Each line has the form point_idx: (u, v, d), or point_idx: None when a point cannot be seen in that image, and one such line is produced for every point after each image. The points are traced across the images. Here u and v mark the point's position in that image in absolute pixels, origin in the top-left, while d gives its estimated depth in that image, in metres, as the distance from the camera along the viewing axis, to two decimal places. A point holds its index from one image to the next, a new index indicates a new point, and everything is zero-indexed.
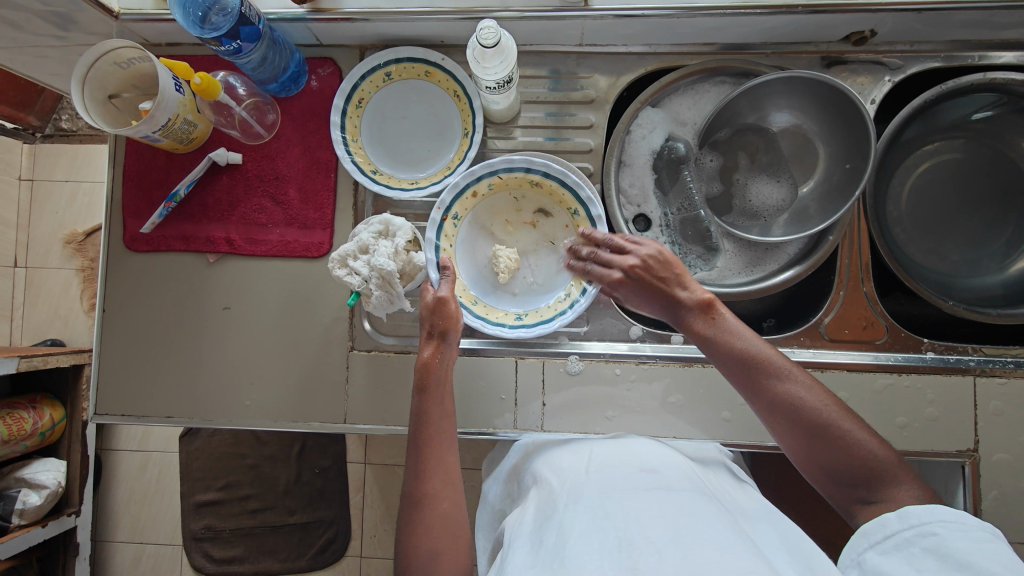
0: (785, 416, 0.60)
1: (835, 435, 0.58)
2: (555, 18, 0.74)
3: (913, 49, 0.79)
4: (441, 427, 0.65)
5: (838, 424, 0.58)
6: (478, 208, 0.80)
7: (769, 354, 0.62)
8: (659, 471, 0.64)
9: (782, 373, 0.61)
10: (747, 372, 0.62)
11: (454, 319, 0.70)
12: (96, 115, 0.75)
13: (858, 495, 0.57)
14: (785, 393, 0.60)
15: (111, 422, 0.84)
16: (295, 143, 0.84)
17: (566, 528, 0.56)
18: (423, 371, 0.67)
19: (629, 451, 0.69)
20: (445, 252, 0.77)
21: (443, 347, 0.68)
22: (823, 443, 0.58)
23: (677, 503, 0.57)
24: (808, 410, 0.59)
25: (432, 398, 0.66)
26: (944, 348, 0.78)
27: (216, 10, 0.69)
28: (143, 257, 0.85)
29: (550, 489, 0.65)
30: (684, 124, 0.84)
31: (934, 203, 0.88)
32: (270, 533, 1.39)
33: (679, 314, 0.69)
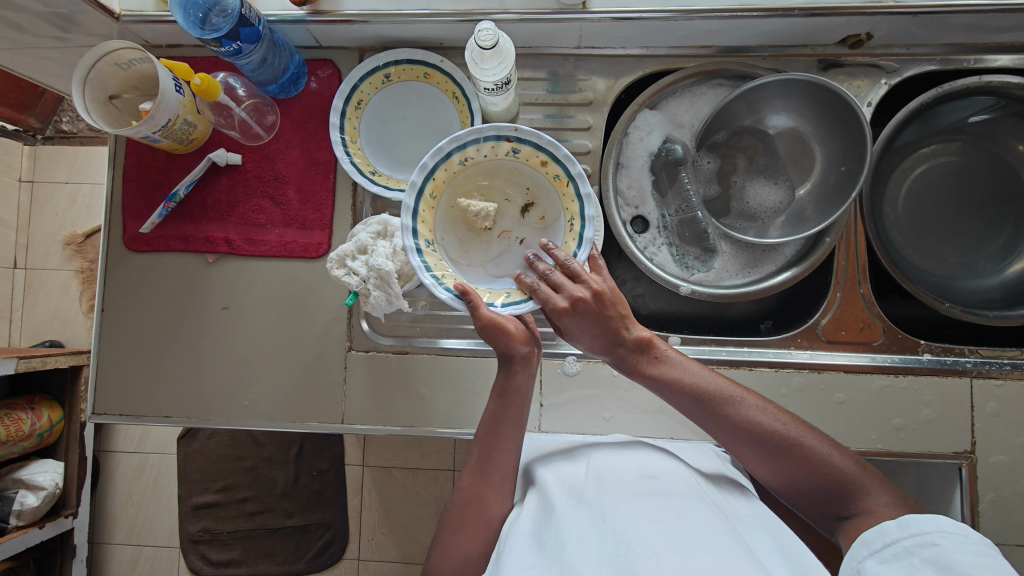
0: (747, 441, 0.63)
1: (798, 452, 0.61)
2: (554, 20, 0.74)
3: (909, 52, 0.79)
4: (505, 435, 0.67)
5: (797, 441, 0.61)
6: (493, 161, 0.68)
7: (720, 384, 0.65)
8: (657, 477, 0.64)
9: (735, 399, 0.64)
10: (707, 403, 0.65)
11: (518, 338, 0.65)
12: (97, 115, 0.75)
13: (834, 510, 0.60)
14: (744, 420, 0.63)
15: (109, 422, 0.84)
16: (294, 144, 0.84)
17: (564, 533, 0.56)
18: (505, 378, 0.68)
19: (630, 457, 0.69)
20: (432, 185, 0.66)
21: (518, 358, 0.67)
22: (787, 461, 0.61)
23: (675, 509, 0.57)
24: (770, 432, 0.62)
25: (512, 404, 0.67)
26: (941, 350, 0.78)
27: (217, 11, 0.69)
28: (141, 256, 0.85)
29: (547, 493, 0.65)
30: (682, 126, 0.84)
31: (931, 206, 0.88)
32: (268, 536, 1.38)
33: (618, 354, 0.67)
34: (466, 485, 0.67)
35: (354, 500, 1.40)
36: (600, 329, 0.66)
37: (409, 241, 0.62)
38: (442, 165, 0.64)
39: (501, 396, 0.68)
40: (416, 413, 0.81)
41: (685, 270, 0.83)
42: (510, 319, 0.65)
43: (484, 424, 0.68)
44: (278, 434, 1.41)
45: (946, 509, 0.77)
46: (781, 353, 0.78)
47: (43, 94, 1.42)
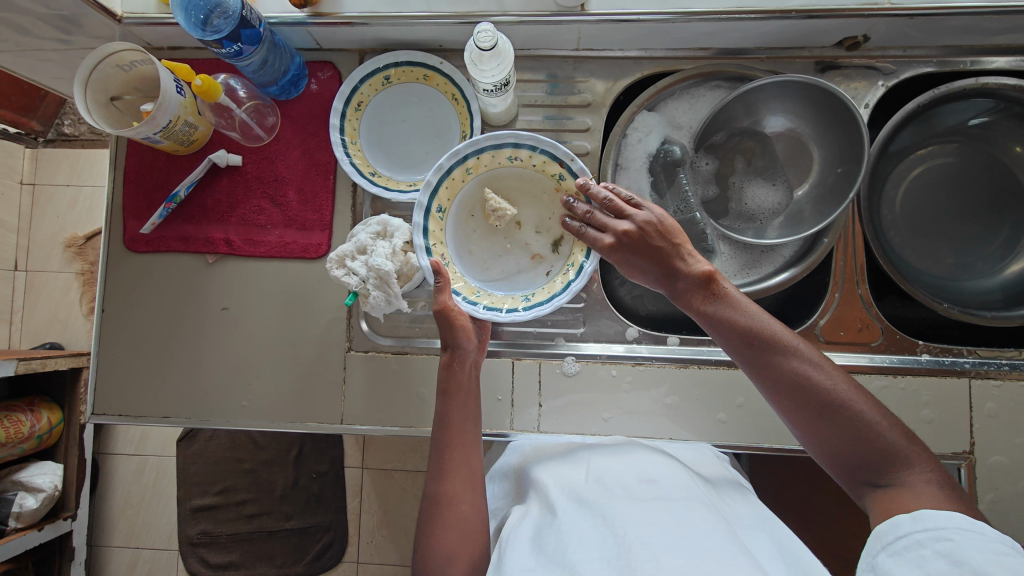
0: (794, 389, 0.60)
1: (846, 409, 0.57)
2: (552, 22, 0.75)
3: (906, 54, 0.80)
4: (463, 431, 0.67)
5: (849, 397, 0.58)
6: (528, 172, 0.74)
7: (776, 329, 0.62)
8: (657, 480, 0.64)
9: (789, 346, 0.61)
10: (757, 347, 0.62)
11: (462, 329, 0.68)
12: (98, 117, 0.76)
13: (866, 477, 0.56)
14: (795, 369, 0.60)
15: (108, 423, 0.84)
16: (294, 145, 0.85)
17: (565, 539, 0.56)
18: (445, 373, 0.69)
19: (629, 460, 0.69)
20: (472, 164, 0.72)
21: (458, 354, 0.69)
22: (834, 418, 0.58)
23: (676, 512, 0.57)
24: (817, 387, 0.59)
25: (456, 401, 0.68)
26: (940, 350, 0.78)
27: (218, 13, 0.68)
28: (141, 257, 0.85)
29: (549, 497, 0.65)
30: (680, 128, 0.85)
31: (929, 207, 0.88)
32: (267, 538, 1.38)
33: (676, 288, 0.67)
34: (429, 486, 0.66)
35: (353, 502, 1.40)
36: (653, 261, 0.68)
37: (418, 240, 0.69)
38: (475, 157, 0.71)
39: (447, 393, 0.68)
40: (415, 413, 0.81)
41: None
42: (463, 312, 0.69)
43: (436, 424, 0.68)
44: (277, 436, 1.40)
45: None
46: None
47: (44, 96, 1.42)
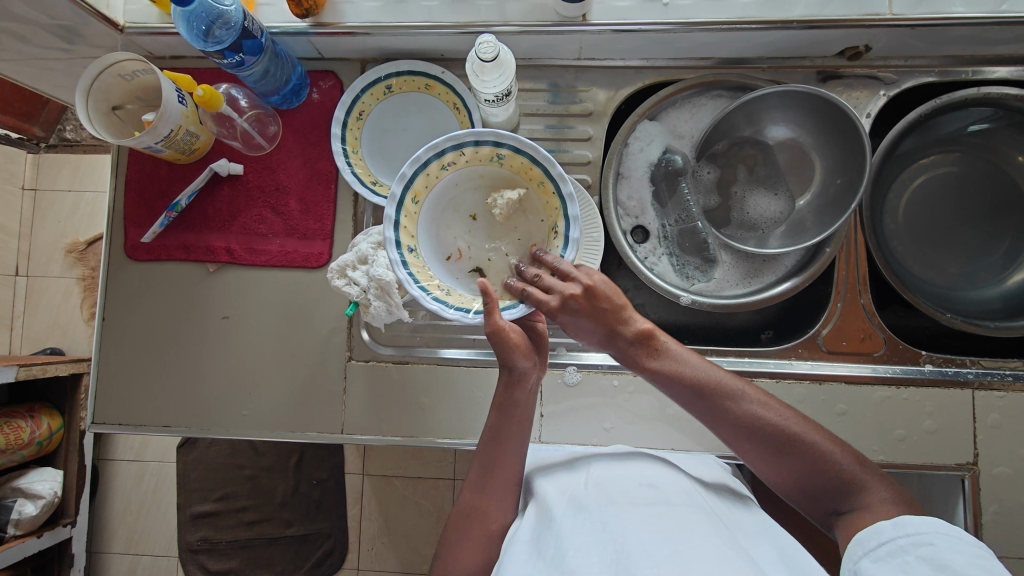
0: (745, 436, 0.62)
1: (798, 447, 0.60)
2: (554, 32, 0.75)
3: (908, 64, 0.80)
4: (507, 447, 0.67)
5: (800, 433, 0.60)
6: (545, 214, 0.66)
7: (721, 377, 0.64)
8: (657, 485, 0.65)
9: (735, 392, 0.63)
10: (703, 399, 0.63)
11: (519, 351, 0.65)
12: (100, 126, 0.76)
13: (830, 505, 0.59)
14: (744, 414, 0.62)
15: (109, 431, 0.84)
16: (296, 154, 0.85)
17: (564, 543, 0.56)
18: (501, 392, 0.67)
19: (629, 466, 0.69)
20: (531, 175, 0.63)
21: (516, 372, 0.67)
22: (786, 455, 0.60)
23: (676, 517, 0.57)
24: (769, 427, 0.61)
25: (516, 419, 0.67)
26: (942, 360, 0.77)
27: (220, 24, 0.67)
28: (142, 266, 0.85)
29: (548, 503, 0.65)
30: (681, 137, 0.85)
31: (932, 216, 0.88)
32: (266, 546, 1.38)
33: (620, 348, 0.67)
34: (464, 496, 0.68)
35: (354, 509, 1.40)
36: (597, 323, 0.66)
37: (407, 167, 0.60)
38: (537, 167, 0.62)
39: (497, 410, 0.67)
40: (416, 423, 0.81)
41: (685, 280, 0.83)
42: (516, 329, 0.66)
43: (485, 436, 0.68)
44: (278, 442, 1.40)
45: (949, 522, 0.76)
46: (781, 363, 0.78)
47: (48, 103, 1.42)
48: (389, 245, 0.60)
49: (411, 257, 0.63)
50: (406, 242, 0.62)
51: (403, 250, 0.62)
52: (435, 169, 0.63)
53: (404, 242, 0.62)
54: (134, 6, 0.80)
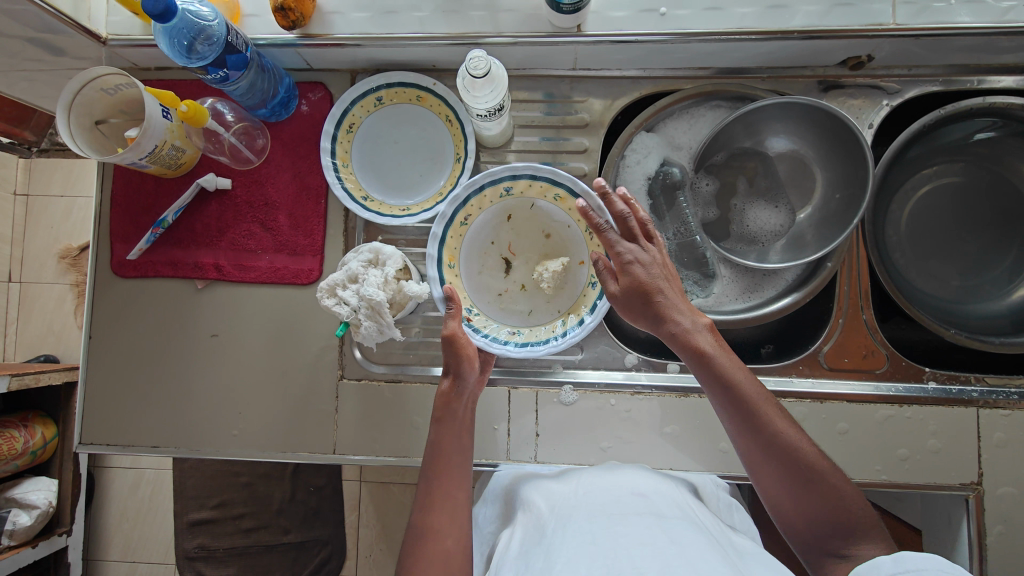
0: (768, 458, 0.59)
1: (821, 484, 0.57)
2: (548, 43, 0.73)
3: (911, 73, 0.78)
4: (451, 458, 0.66)
5: (825, 473, 0.58)
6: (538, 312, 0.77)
7: (764, 395, 0.61)
8: (649, 495, 0.64)
9: (771, 417, 0.59)
10: (744, 411, 0.60)
11: (466, 357, 0.68)
12: (83, 142, 0.73)
13: (835, 548, 0.56)
14: (780, 437, 0.59)
15: (96, 452, 0.82)
16: (285, 168, 0.83)
17: (553, 554, 0.55)
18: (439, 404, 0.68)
19: (619, 476, 0.69)
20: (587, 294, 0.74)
21: (459, 384, 0.68)
22: (805, 489, 0.58)
23: (668, 530, 0.56)
24: (801, 456, 0.58)
25: (449, 430, 0.67)
26: (946, 378, 0.76)
27: (202, 39, 0.64)
28: (130, 282, 0.84)
29: (538, 514, 0.64)
30: (680, 148, 0.83)
31: (935, 227, 0.86)
32: (263, 554, 1.29)
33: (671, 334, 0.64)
34: (416, 513, 0.64)
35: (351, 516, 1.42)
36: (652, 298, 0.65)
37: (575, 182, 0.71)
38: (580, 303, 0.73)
39: (439, 421, 0.67)
40: (410, 443, 0.79)
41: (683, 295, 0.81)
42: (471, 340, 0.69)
43: (428, 452, 0.67)
44: None
45: (953, 541, 0.75)
46: (782, 381, 0.76)
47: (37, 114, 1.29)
48: (505, 167, 0.73)
49: (501, 188, 0.75)
50: (513, 182, 0.75)
51: (502, 180, 0.74)
52: (584, 216, 0.74)
53: (515, 181, 0.75)
54: (117, 17, 0.78)
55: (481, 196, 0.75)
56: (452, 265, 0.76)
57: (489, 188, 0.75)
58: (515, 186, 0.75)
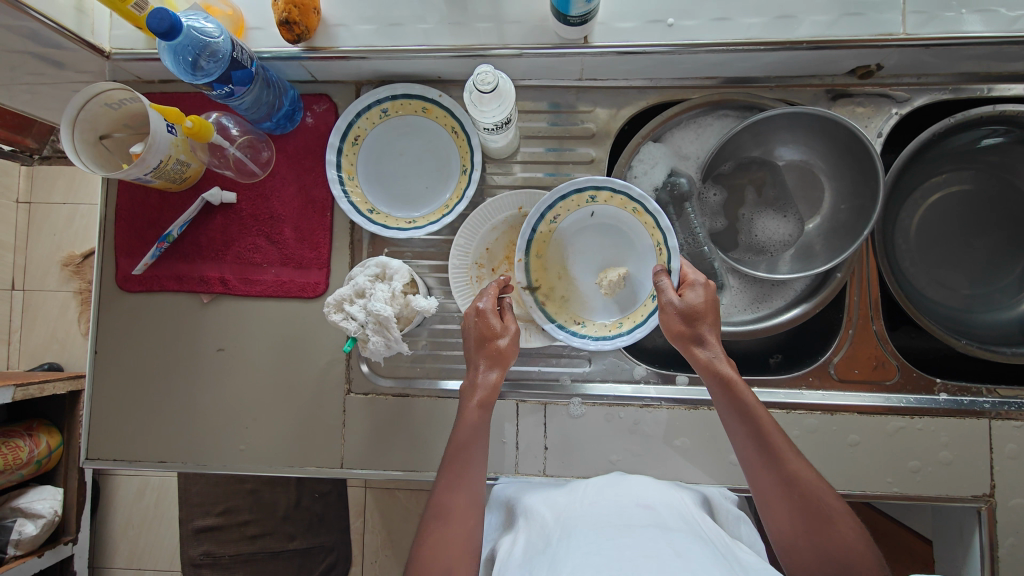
0: (782, 491, 0.59)
1: (834, 525, 0.57)
2: (555, 54, 0.72)
3: (920, 81, 0.77)
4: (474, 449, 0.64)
5: (839, 515, 0.57)
6: (594, 312, 0.76)
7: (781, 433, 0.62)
8: (654, 508, 0.64)
9: (789, 456, 0.60)
10: (763, 445, 0.60)
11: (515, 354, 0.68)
12: (88, 158, 0.73)
13: None
14: (796, 474, 0.59)
15: (104, 467, 0.82)
16: (290, 182, 0.82)
17: (557, 562, 0.55)
18: (488, 392, 0.66)
19: (624, 487, 0.68)
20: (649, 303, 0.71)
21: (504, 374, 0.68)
22: (818, 527, 0.57)
23: (673, 543, 0.56)
24: (816, 494, 0.58)
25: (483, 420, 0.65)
26: (957, 389, 0.75)
27: (206, 55, 0.64)
28: (135, 297, 0.83)
29: (542, 523, 0.64)
30: (687, 158, 0.82)
31: (944, 236, 0.85)
32: (269, 560, 1.27)
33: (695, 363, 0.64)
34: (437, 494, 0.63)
35: (357, 522, 1.41)
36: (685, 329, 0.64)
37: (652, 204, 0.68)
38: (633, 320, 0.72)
39: (484, 408, 0.65)
40: (418, 456, 0.79)
41: None
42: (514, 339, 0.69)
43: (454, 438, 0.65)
44: None
45: (965, 552, 0.75)
46: (792, 393, 0.76)
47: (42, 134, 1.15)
48: (588, 176, 0.70)
49: (585, 196, 0.72)
50: (597, 191, 0.72)
51: (586, 188, 0.72)
52: (657, 232, 0.70)
53: (600, 191, 0.72)
54: (120, 31, 0.77)
55: (567, 200, 0.72)
56: (539, 256, 0.75)
57: (574, 195, 0.72)
58: (600, 196, 0.72)
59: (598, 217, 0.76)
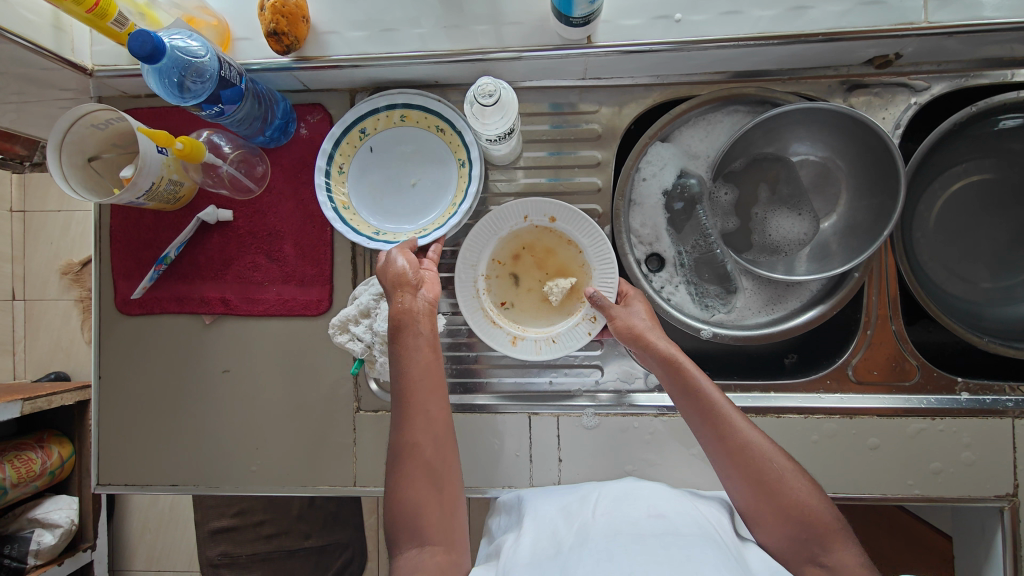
0: (739, 466, 0.58)
1: (792, 494, 0.56)
2: (556, 56, 0.69)
3: (939, 69, 0.74)
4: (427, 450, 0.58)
5: (795, 482, 0.57)
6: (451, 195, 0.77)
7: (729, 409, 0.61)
8: (667, 516, 0.62)
9: (737, 420, 0.60)
10: (712, 421, 0.60)
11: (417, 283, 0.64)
12: (78, 182, 0.70)
13: (810, 553, 0.55)
14: (749, 445, 0.58)
15: (116, 491, 0.81)
16: (288, 196, 0.80)
17: (570, 569, 0.54)
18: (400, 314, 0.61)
19: (636, 496, 0.66)
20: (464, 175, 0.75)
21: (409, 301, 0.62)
22: (775, 497, 0.56)
23: (687, 551, 0.54)
24: (769, 465, 0.57)
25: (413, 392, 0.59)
26: (979, 388, 0.74)
27: (192, 74, 0.61)
28: (135, 319, 0.82)
29: (554, 531, 0.63)
30: (697, 157, 0.79)
31: (963, 228, 0.83)
32: (286, 559, 1.23)
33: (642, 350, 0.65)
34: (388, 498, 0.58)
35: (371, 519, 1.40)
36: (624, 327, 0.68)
37: (362, 105, 0.74)
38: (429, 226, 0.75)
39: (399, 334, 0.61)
40: None
41: (705, 311, 0.79)
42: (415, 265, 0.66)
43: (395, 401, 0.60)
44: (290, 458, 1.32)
45: (988, 550, 0.74)
46: (809, 397, 0.74)
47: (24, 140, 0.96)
48: (352, 110, 0.74)
49: (355, 132, 0.76)
50: (362, 123, 0.75)
51: (353, 123, 0.75)
52: (431, 120, 0.76)
53: (406, 110, 0.75)
54: (102, 47, 0.74)
55: (344, 143, 0.76)
56: (348, 206, 0.76)
57: (346, 137, 0.75)
58: (367, 126, 0.76)
59: (379, 153, 0.78)
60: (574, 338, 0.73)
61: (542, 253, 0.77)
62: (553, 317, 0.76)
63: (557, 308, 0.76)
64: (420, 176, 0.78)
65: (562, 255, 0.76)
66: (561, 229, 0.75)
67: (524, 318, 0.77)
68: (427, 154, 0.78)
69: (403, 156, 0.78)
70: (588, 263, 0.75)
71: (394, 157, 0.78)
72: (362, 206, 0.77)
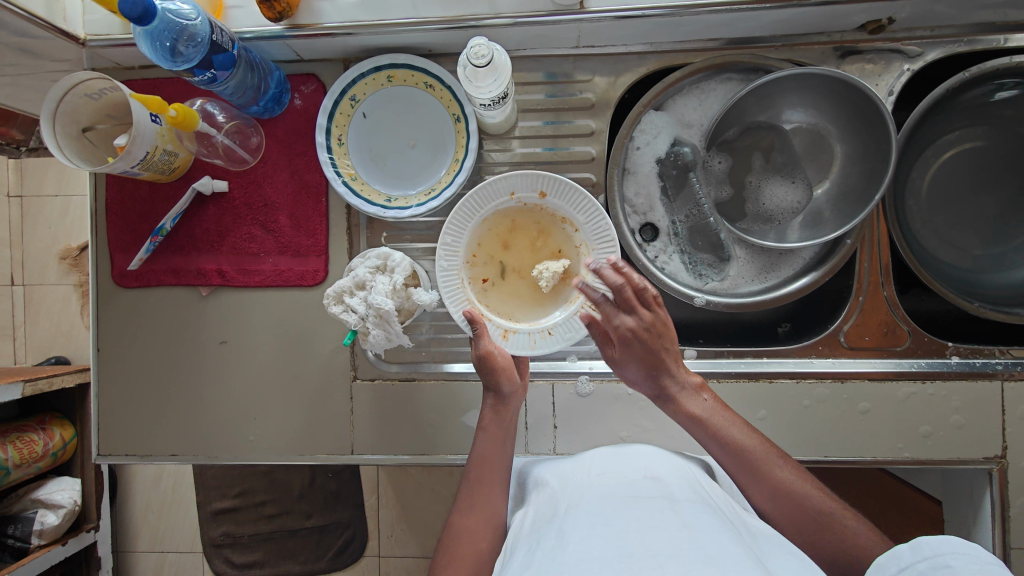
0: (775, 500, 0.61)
1: (833, 529, 0.58)
2: (549, 22, 0.69)
3: (933, 34, 0.74)
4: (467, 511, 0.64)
5: (835, 518, 0.59)
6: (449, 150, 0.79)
7: (755, 443, 0.63)
8: (662, 479, 0.63)
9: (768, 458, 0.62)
10: (742, 459, 0.63)
11: (504, 372, 0.69)
12: (73, 153, 0.70)
13: None
14: (779, 480, 0.61)
15: (117, 462, 0.82)
16: (282, 167, 0.80)
17: (564, 533, 0.54)
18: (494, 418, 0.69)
19: (630, 459, 0.67)
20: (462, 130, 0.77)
21: (503, 397, 0.70)
22: (814, 529, 0.59)
23: (680, 514, 0.55)
24: (803, 498, 0.60)
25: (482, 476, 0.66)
26: (969, 352, 0.74)
27: (185, 39, 0.61)
28: (133, 292, 0.82)
29: (553, 493, 0.64)
30: (690, 126, 0.79)
31: (954, 197, 0.83)
32: (288, 537, 1.26)
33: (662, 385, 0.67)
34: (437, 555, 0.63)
35: (371, 498, 1.29)
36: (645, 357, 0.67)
37: (349, 73, 0.74)
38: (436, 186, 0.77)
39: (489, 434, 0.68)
40: (426, 439, 0.79)
41: (698, 280, 0.79)
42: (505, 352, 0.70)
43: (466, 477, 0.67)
44: None
45: (977, 512, 0.75)
46: (802, 363, 0.75)
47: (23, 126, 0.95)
48: (340, 78, 0.75)
49: (347, 101, 0.76)
50: (354, 90, 0.76)
51: (342, 93, 0.75)
52: (418, 76, 0.76)
53: (392, 70, 0.75)
54: (94, 16, 0.74)
55: (339, 114, 0.76)
56: (355, 176, 0.77)
57: (337, 108, 0.76)
58: (357, 93, 0.76)
59: (373, 120, 0.79)
60: (572, 329, 0.71)
61: (535, 236, 0.75)
62: (548, 303, 0.74)
63: (551, 294, 0.74)
64: (416, 139, 0.79)
65: (555, 236, 0.75)
66: (553, 205, 0.73)
67: (520, 307, 0.75)
68: (418, 113, 0.79)
69: (394, 122, 0.79)
70: (586, 245, 0.72)
71: (387, 125, 0.79)
72: (369, 176, 0.79)
